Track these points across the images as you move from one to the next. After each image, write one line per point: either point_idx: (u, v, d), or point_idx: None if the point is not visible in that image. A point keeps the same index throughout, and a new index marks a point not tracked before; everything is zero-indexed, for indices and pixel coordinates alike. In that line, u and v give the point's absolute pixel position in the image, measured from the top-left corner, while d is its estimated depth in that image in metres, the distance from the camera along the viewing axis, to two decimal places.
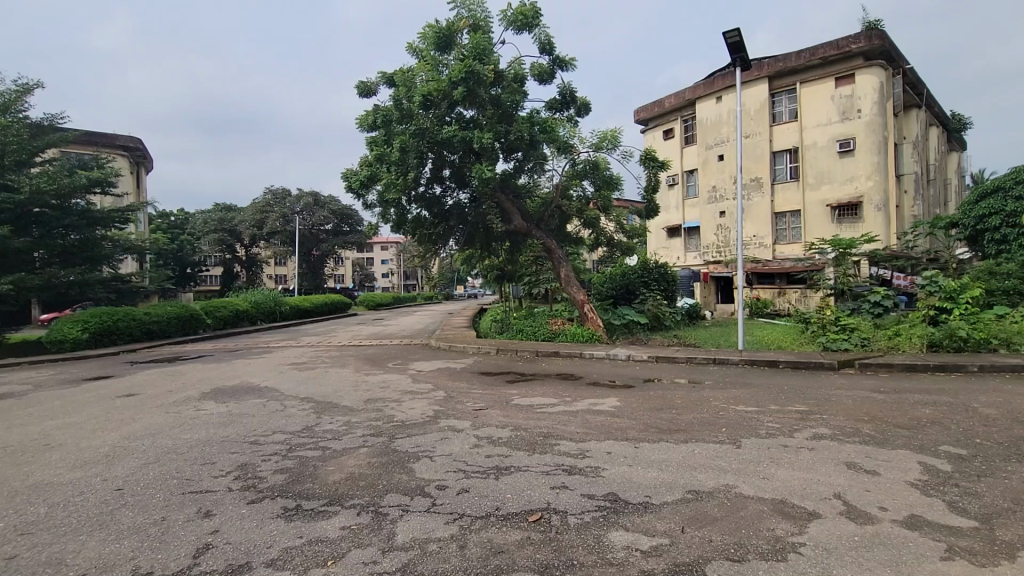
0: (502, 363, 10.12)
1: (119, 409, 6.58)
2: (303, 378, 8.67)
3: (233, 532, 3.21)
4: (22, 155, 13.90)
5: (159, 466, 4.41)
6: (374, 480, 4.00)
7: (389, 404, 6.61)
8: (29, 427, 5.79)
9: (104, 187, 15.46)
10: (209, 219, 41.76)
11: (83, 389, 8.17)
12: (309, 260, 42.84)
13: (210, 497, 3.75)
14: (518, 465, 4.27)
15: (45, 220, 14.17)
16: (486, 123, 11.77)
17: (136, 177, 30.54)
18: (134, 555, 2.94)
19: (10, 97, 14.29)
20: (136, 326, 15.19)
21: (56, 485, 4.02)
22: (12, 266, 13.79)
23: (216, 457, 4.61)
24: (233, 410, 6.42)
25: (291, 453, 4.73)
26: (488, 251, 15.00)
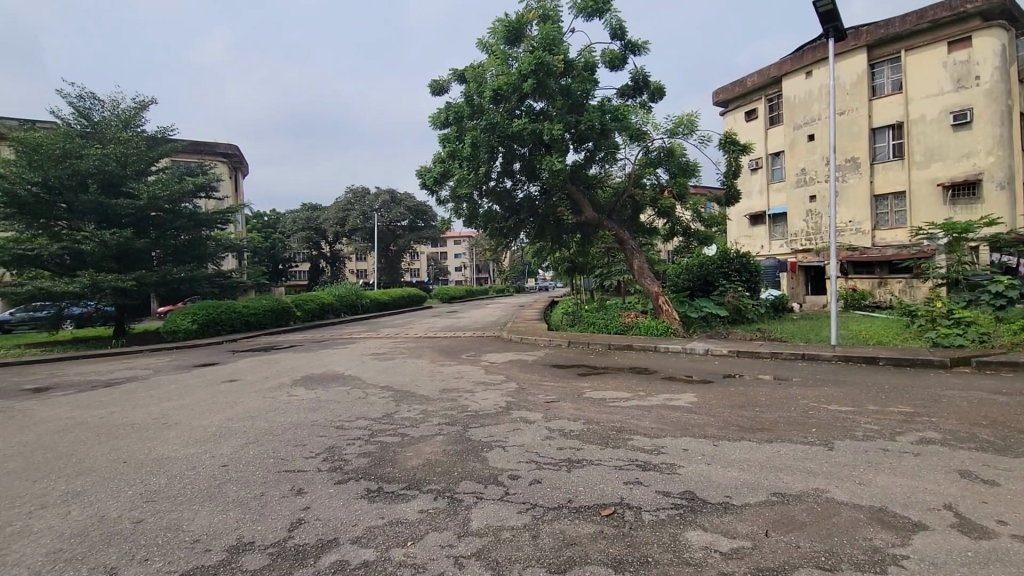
0: (574, 356, 10.05)
1: (223, 393, 7.27)
2: (382, 368, 9.10)
3: (322, 509, 3.45)
4: (141, 165, 15.58)
5: (257, 446, 4.81)
6: (450, 467, 4.14)
7: (463, 394, 6.79)
8: (151, 408, 6.54)
9: (208, 192, 17.07)
10: (297, 218, 44.83)
11: (193, 374, 9.10)
12: (387, 255, 44.89)
13: (302, 476, 4.05)
14: (590, 458, 4.23)
15: (161, 223, 15.84)
16: (557, 114, 11.68)
17: (235, 182, 33.40)
18: (238, 525, 3.24)
19: (130, 114, 16.10)
20: (236, 318, 16.62)
21: (173, 459, 4.51)
22: (135, 265, 15.60)
23: (307, 440, 4.96)
24: (321, 396, 6.88)
25: (372, 438, 4.98)
26: (558, 244, 14.93)
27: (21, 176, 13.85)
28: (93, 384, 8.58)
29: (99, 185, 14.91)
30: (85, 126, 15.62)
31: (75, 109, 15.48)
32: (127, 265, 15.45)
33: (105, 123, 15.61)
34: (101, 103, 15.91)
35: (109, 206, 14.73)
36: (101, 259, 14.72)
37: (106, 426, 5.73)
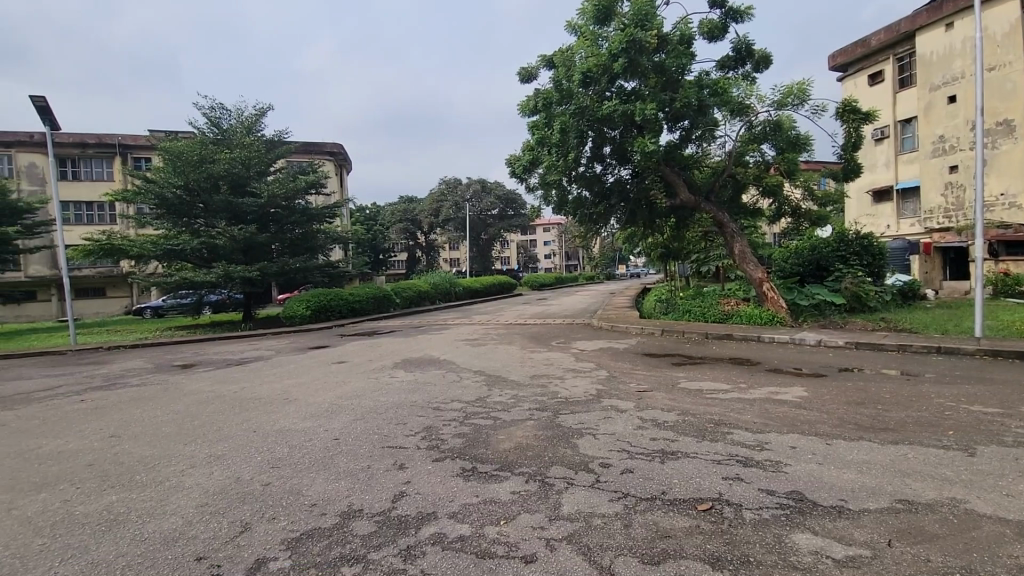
0: (668, 345, 9.70)
1: (333, 373, 7.95)
2: (475, 353, 9.41)
3: (422, 484, 3.66)
4: (262, 166, 17.27)
5: (364, 423, 5.20)
6: (541, 451, 4.19)
7: (554, 380, 6.85)
8: (275, 384, 7.32)
9: (317, 188, 18.54)
10: (396, 210, 47.36)
11: (308, 356, 10.02)
12: (479, 243, 46.05)
13: (403, 452, 4.32)
14: (686, 451, 4.08)
15: (279, 218, 17.51)
16: (649, 92, 11.20)
17: (340, 178, 35.96)
18: (349, 493, 3.54)
19: (252, 120, 17.85)
20: (343, 304, 18.01)
21: (293, 431, 5.01)
22: (258, 257, 17.41)
23: (407, 419, 5.27)
24: (418, 378, 7.29)
25: (467, 420, 5.18)
26: (651, 229, 14.44)
27: (169, 181, 15.96)
28: (229, 362, 9.77)
29: (229, 185, 16.74)
30: (217, 134, 17.58)
31: (209, 119, 17.46)
32: (252, 257, 17.26)
33: (233, 129, 17.45)
34: (229, 112, 17.79)
35: (237, 205, 16.51)
36: (231, 252, 16.57)
37: (239, 399, 6.51)
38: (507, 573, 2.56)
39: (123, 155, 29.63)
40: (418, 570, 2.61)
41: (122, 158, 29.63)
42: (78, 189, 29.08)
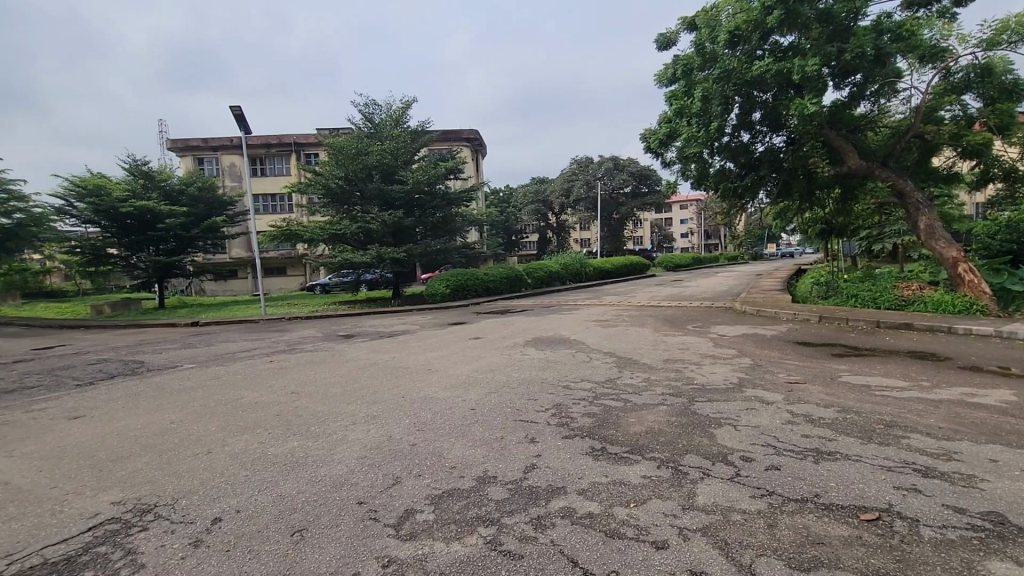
0: (826, 333, 8.63)
1: (470, 348, 8.45)
2: (605, 334, 9.31)
3: (552, 459, 3.74)
4: (408, 155, 18.71)
5: (497, 396, 5.46)
6: (674, 438, 4.02)
7: (689, 366, 6.51)
8: (420, 356, 8.02)
9: (456, 174, 19.60)
10: (528, 192, 48.32)
11: (448, 331, 10.77)
12: (610, 223, 45.04)
13: (534, 426, 4.45)
14: (846, 452, 3.61)
15: (423, 203, 18.89)
16: (812, 46, 9.83)
17: (476, 163, 37.57)
18: (484, 460, 3.75)
19: (400, 113, 19.36)
20: (480, 284, 18.99)
21: (434, 400, 5.43)
22: (405, 239, 18.99)
23: (537, 395, 5.41)
24: (549, 357, 7.43)
25: (596, 401, 5.17)
26: (809, 202, 12.88)
27: (332, 173, 18.05)
28: (381, 334, 10.90)
29: (380, 174, 18.43)
30: (370, 128, 19.39)
31: (363, 115, 19.30)
32: (400, 239, 18.88)
33: (383, 123, 19.09)
34: (379, 107, 19.47)
35: (387, 192, 18.13)
36: (382, 236, 18.31)
37: (391, 367, 7.25)
38: (637, 555, 2.52)
39: (298, 152, 34.24)
40: (548, 540, 2.69)
41: (297, 155, 34.25)
42: (265, 184, 34.31)
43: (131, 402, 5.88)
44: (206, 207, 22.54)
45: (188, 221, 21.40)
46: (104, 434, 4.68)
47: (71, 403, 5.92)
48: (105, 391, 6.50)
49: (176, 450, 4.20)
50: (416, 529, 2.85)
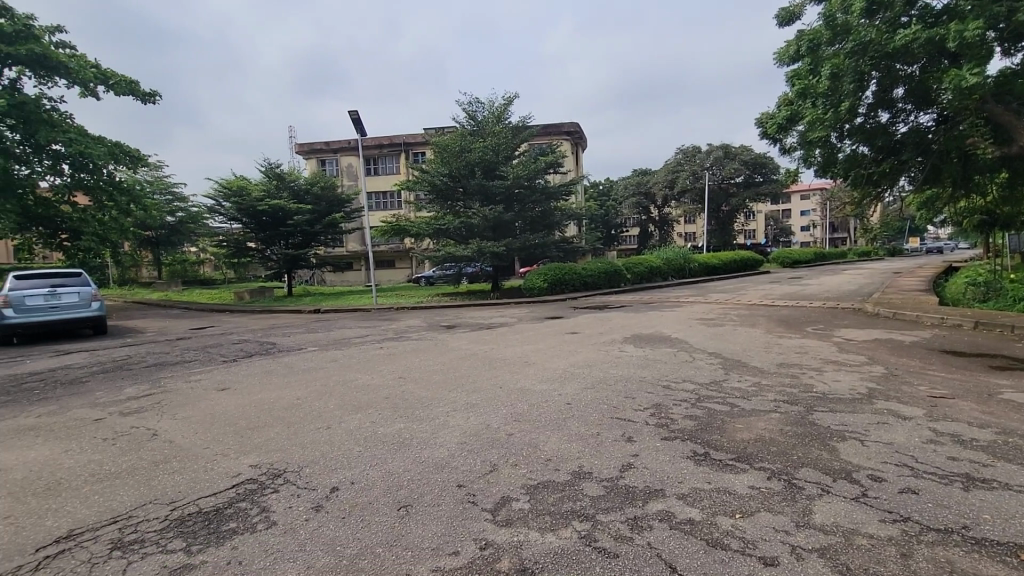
0: (983, 342, 7.42)
1: (567, 343, 8.44)
2: (710, 333, 8.80)
3: (650, 460, 3.62)
4: (509, 151, 19.04)
5: (594, 392, 5.39)
6: (788, 449, 3.71)
7: (808, 372, 5.95)
8: (518, 348, 8.17)
9: (556, 167, 19.61)
10: (629, 184, 47.05)
11: (545, 325, 10.83)
12: (719, 215, 42.37)
13: (632, 425, 4.34)
14: (1006, 482, 3.08)
15: (522, 198, 19.15)
16: (973, 7, 8.43)
17: (576, 155, 37.25)
18: (579, 455, 3.73)
19: (502, 109, 19.74)
20: (577, 278, 18.86)
21: (531, 392, 5.50)
22: (505, 233, 19.39)
23: (636, 394, 5.27)
24: (649, 355, 7.19)
25: (699, 403, 4.91)
26: (964, 188, 11.18)
27: (438, 171, 18.89)
28: (481, 326, 11.25)
29: (482, 170, 18.94)
30: (473, 125, 19.99)
31: (467, 114, 19.93)
32: (500, 233, 19.30)
33: (486, 120, 19.60)
34: (482, 105, 20.02)
35: (488, 187, 18.60)
36: (483, 230, 18.83)
37: (490, 358, 7.45)
38: (742, 569, 2.36)
39: (407, 151, 36.31)
40: (645, 542, 2.61)
41: (406, 154, 36.32)
42: (378, 182, 36.83)
43: (266, 378, 6.64)
44: (327, 205, 24.73)
45: (312, 217, 23.64)
46: (244, 406, 5.33)
47: (218, 376, 6.82)
48: (244, 367, 7.40)
49: (301, 423, 4.67)
50: (512, 516, 2.91)
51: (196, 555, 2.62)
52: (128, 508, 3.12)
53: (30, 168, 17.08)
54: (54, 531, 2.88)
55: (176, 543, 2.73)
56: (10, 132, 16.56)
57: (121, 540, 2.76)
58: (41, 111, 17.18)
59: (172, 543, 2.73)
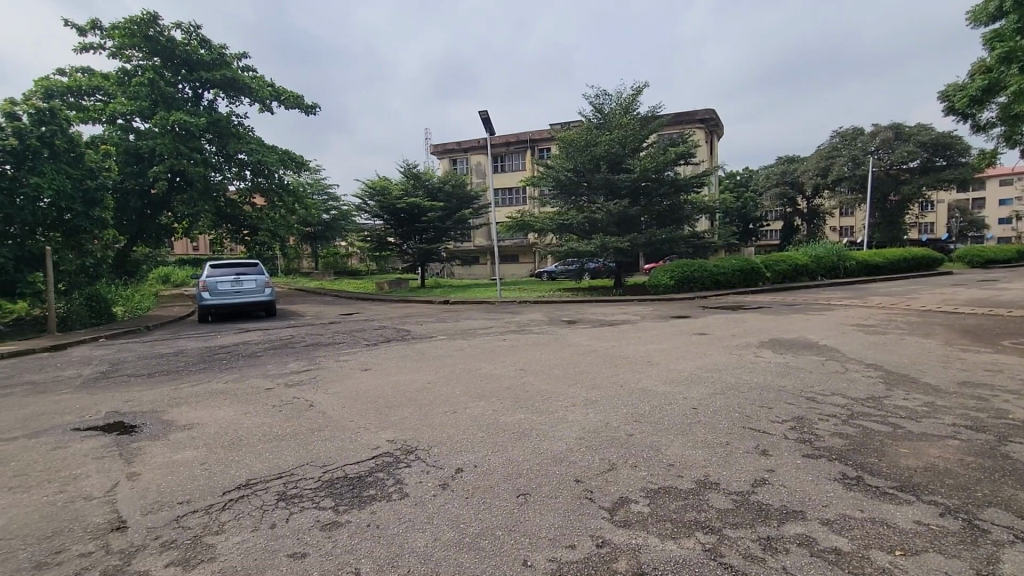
0: None
1: (696, 344, 7.98)
2: (869, 342, 7.72)
3: (788, 477, 3.28)
4: (637, 143, 18.46)
5: (724, 398, 5.03)
6: (969, 484, 3.11)
7: (1001, 395, 4.93)
8: (640, 347, 7.92)
9: (687, 158, 18.65)
10: (772, 173, 42.91)
11: (671, 324, 10.35)
12: (885, 206, 36.87)
13: (767, 438, 3.97)
14: None
15: (649, 192, 18.50)
16: None
17: (710, 144, 34.99)
18: (705, 464, 3.51)
19: (630, 100, 19.21)
20: (708, 276, 17.74)
21: (654, 393, 5.29)
22: (630, 228, 18.88)
23: (773, 404, 4.80)
24: (790, 362, 6.51)
25: (852, 420, 4.33)
26: None
27: (562, 166, 18.84)
28: (602, 322, 11.10)
29: (607, 164, 18.57)
30: (600, 119, 19.72)
31: (594, 107, 19.73)
32: (624, 228, 18.82)
33: (613, 112, 19.20)
34: (610, 97, 19.66)
35: (613, 181, 18.19)
36: (607, 225, 18.46)
37: (611, 356, 7.31)
38: None
39: (533, 147, 36.98)
40: (779, 565, 2.38)
41: (532, 150, 37.01)
42: (505, 178, 38.04)
43: (402, 362, 7.24)
44: (457, 202, 26.16)
45: (444, 214, 25.19)
46: (381, 386, 5.86)
47: (360, 357, 7.59)
48: (382, 351, 8.13)
49: (430, 406, 5.02)
50: (631, 517, 2.84)
51: (342, 514, 2.94)
52: (290, 466, 3.61)
53: (222, 175, 20.37)
54: (237, 478, 3.44)
55: (327, 500, 3.11)
56: (209, 146, 20.00)
57: (285, 492, 3.21)
58: (231, 126, 20.47)
59: (324, 500, 3.11)
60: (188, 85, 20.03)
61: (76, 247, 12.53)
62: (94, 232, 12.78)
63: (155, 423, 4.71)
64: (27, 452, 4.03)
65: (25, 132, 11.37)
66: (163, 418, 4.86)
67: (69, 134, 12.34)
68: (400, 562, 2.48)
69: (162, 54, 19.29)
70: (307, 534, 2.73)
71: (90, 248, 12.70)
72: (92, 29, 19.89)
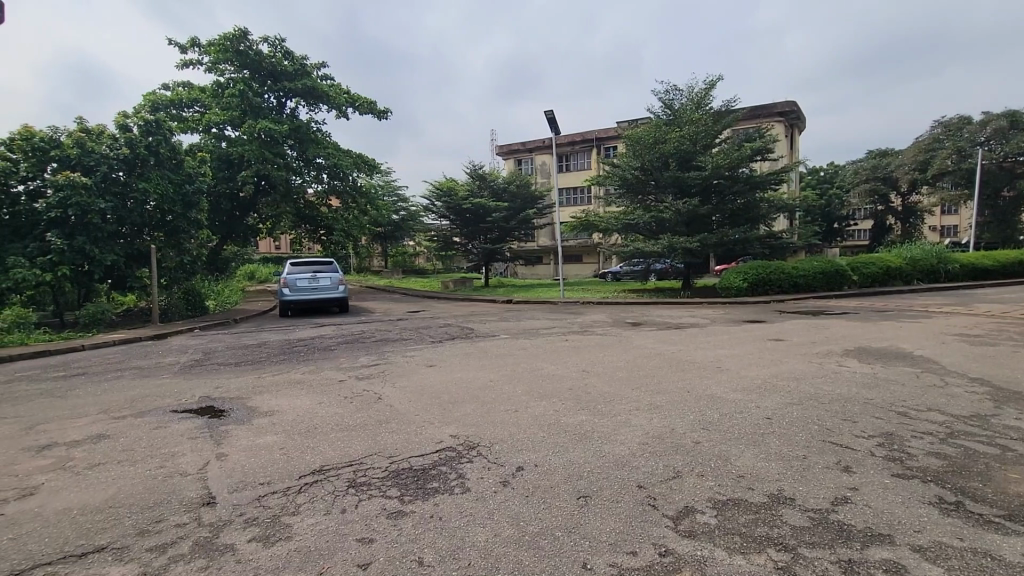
0: None
1: (770, 350, 7.56)
2: (973, 354, 6.96)
3: (875, 498, 3.02)
4: (708, 139, 17.73)
5: (802, 409, 4.72)
6: None
7: None
8: (710, 352, 7.59)
9: (763, 155, 17.76)
10: (861, 168, 39.76)
11: (744, 329, 9.85)
12: (996, 204, 33.12)
13: (851, 454, 3.67)
14: None
15: (721, 190, 17.73)
16: None
17: (790, 139, 33.03)
18: (780, 478, 3.30)
19: (702, 94, 18.50)
20: (785, 279, 16.74)
21: (723, 400, 5.06)
22: (700, 228, 18.20)
23: (858, 417, 4.44)
24: (878, 373, 6.00)
25: (951, 439, 3.92)
26: None
27: (629, 164, 18.41)
28: (669, 325, 10.76)
29: (677, 162, 17.97)
30: (670, 115, 19.14)
31: (663, 103, 19.19)
32: (694, 228, 18.13)
33: (683, 108, 18.56)
34: (681, 92, 19.02)
35: (683, 180, 17.56)
36: (676, 225, 17.84)
37: (677, 360, 7.07)
38: None
39: (599, 146, 36.51)
40: None
41: (598, 149, 36.56)
42: (571, 178, 37.80)
43: (465, 359, 7.37)
44: (522, 202, 26.29)
45: (508, 214, 25.40)
46: (445, 382, 5.99)
47: (426, 354, 7.80)
48: (447, 348, 8.32)
49: (493, 403, 5.07)
50: (697, 528, 2.72)
51: (407, 504, 3.03)
52: (360, 455, 3.78)
53: (302, 178, 21.68)
54: (312, 464, 3.64)
55: (393, 490, 3.22)
56: (291, 151, 21.34)
57: (355, 480, 3.36)
58: (310, 132, 21.77)
59: (391, 489, 3.22)
60: (273, 94, 21.51)
61: (176, 246, 13.68)
62: (190, 232, 13.89)
63: (241, 408, 5.09)
64: (134, 430, 4.49)
65: (135, 141, 12.63)
66: (247, 404, 5.24)
67: (172, 143, 13.59)
68: (461, 555, 2.52)
69: (250, 67, 20.78)
70: (374, 521, 2.84)
71: (188, 246, 13.77)
72: (191, 46, 21.79)
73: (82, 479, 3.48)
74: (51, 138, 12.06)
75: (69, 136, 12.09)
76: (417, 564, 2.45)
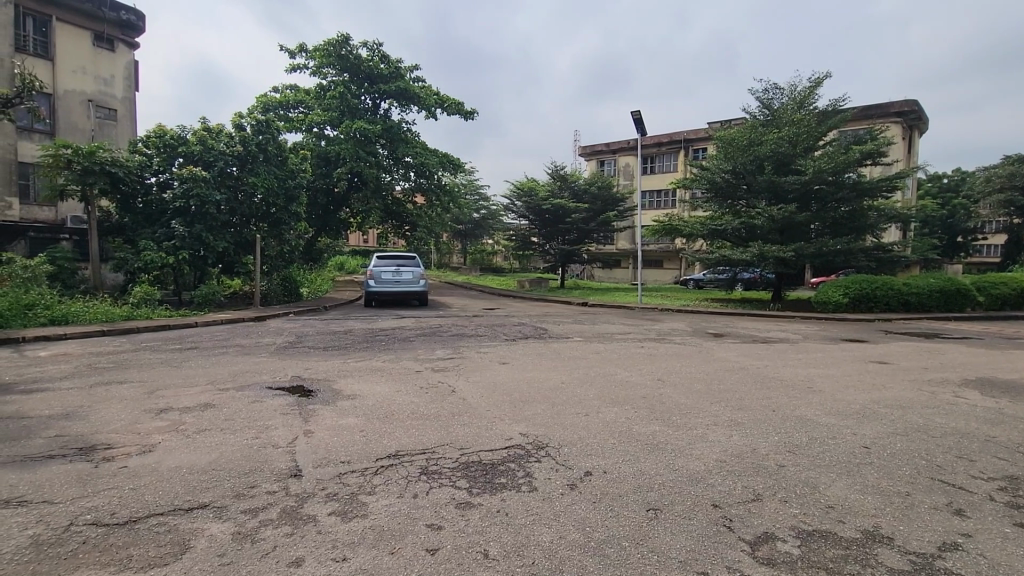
0: None
1: (872, 373, 6.88)
2: None
3: (992, 547, 2.66)
4: (810, 141, 16.48)
5: (907, 440, 4.26)
6: None
7: None
8: (801, 370, 7.05)
9: (875, 158, 16.25)
10: (995, 175, 35.05)
11: (843, 348, 9.07)
12: None
13: (964, 495, 3.26)
14: None
15: (824, 196, 16.40)
16: None
17: (906, 142, 29.96)
18: (877, 514, 3.00)
19: (805, 93, 17.20)
20: (893, 295, 15.18)
21: (813, 423, 4.68)
22: (795, 237, 16.95)
23: (975, 456, 3.93)
24: (1006, 408, 5.27)
25: None
26: None
27: (719, 166, 17.52)
28: (756, 338, 10.14)
29: (773, 165, 16.82)
30: (768, 115, 18.01)
31: (762, 102, 18.12)
32: (788, 237, 16.93)
33: (783, 108, 17.39)
34: (782, 91, 17.85)
35: (779, 184, 16.43)
36: (768, 233, 16.75)
37: (763, 376, 6.63)
38: None
39: (686, 148, 35.11)
40: None
41: (685, 151, 35.19)
42: (655, 180, 36.81)
43: (539, 359, 7.38)
44: (603, 204, 25.87)
45: (588, 215, 25.16)
46: (518, 381, 6.02)
47: (499, 351, 7.91)
48: (520, 347, 8.38)
49: (563, 406, 5.03)
50: (776, 556, 2.54)
51: (475, 497, 3.09)
52: (433, 444, 3.90)
53: (391, 176, 22.75)
54: (388, 449, 3.80)
55: (462, 481, 3.30)
56: (383, 151, 22.50)
57: (426, 468, 3.47)
58: (401, 132, 22.84)
59: (460, 481, 3.30)
60: (369, 96, 22.80)
61: (278, 236, 14.91)
62: (290, 224, 15.08)
63: (327, 390, 5.43)
64: (235, 401, 4.93)
65: (248, 140, 13.89)
66: (333, 387, 5.58)
67: (278, 141, 14.77)
68: (527, 552, 2.53)
69: (350, 71, 22.09)
70: (443, 509, 2.92)
71: (287, 236, 15.02)
72: (299, 51, 23.58)
73: (190, 442, 3.88)
74: (179, 135, 13.59)
75: (194, 134, 13.53)
76: (481, 556, 2.49)
